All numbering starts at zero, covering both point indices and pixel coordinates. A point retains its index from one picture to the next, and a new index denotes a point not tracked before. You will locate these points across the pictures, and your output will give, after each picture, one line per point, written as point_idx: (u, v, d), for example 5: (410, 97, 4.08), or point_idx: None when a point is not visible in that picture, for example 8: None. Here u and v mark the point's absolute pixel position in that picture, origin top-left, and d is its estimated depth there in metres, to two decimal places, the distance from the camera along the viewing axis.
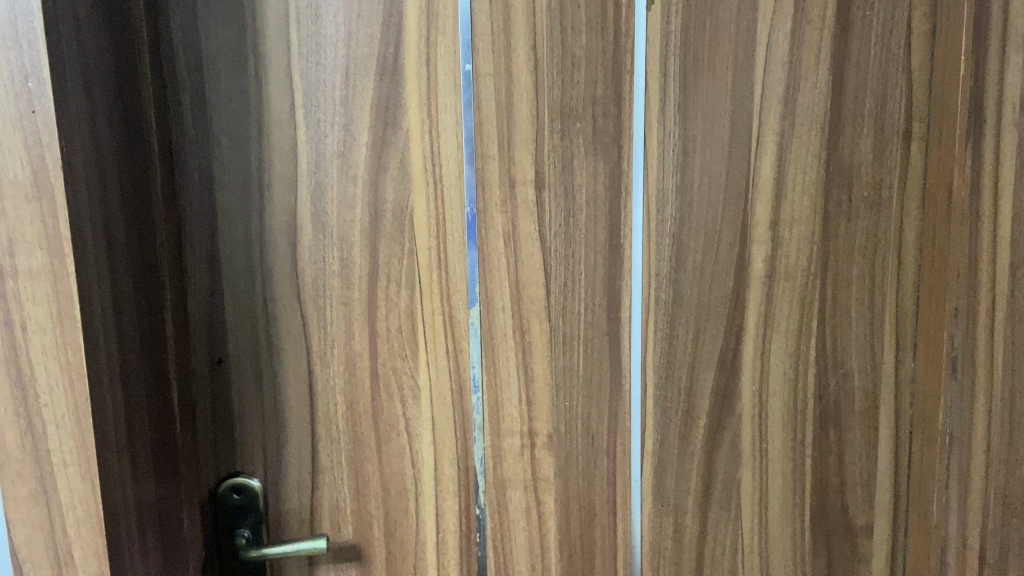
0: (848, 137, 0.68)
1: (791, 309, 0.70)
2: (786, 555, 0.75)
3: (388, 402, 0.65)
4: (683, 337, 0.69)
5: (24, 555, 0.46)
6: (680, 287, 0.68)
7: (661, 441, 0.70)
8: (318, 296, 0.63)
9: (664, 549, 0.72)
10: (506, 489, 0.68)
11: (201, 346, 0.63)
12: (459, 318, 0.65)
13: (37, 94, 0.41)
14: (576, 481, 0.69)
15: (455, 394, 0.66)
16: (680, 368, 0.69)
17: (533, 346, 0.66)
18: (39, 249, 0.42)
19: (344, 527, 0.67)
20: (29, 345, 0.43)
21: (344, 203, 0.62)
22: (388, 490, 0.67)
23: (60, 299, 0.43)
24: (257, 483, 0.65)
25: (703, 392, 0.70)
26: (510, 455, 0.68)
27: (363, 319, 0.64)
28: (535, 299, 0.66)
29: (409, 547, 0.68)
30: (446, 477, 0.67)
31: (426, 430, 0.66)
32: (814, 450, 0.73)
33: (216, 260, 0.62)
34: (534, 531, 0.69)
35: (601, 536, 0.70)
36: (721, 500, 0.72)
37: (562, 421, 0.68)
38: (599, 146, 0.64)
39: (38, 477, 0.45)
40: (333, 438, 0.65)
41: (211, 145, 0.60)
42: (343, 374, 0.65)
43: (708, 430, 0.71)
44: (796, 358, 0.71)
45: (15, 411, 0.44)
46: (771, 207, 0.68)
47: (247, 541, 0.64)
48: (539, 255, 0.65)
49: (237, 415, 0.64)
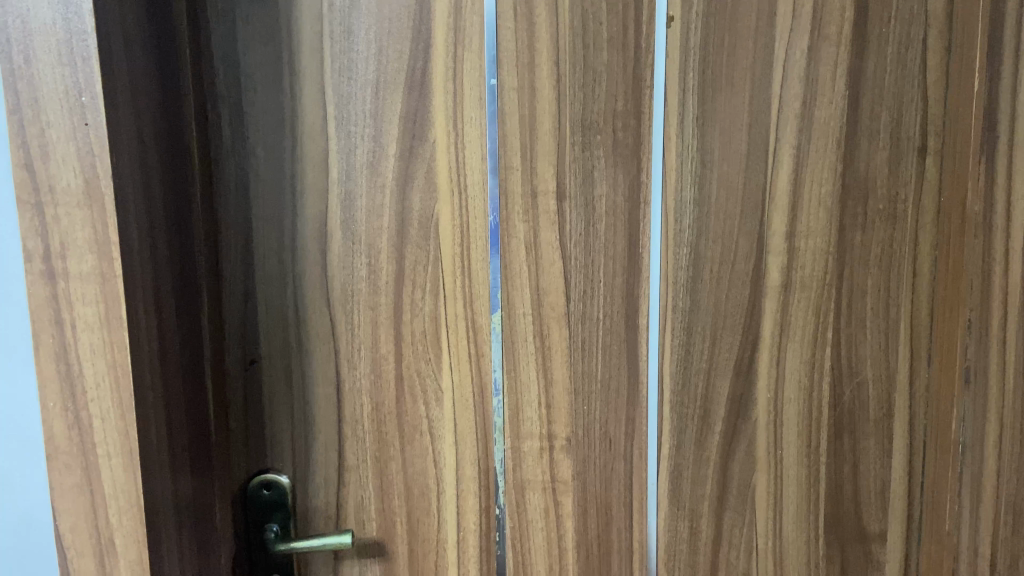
0: (864, 151, 0.70)
1: (806, 318, 0.71)
2: (801, 561, 0.76)
3: (412, 404, 0.68)
4: (700, 344, 0.70)
5: (69, 541, 0.48)
6: (697, 296, 0.70)
7: (677, 446, 0.71)
8: (346, 300, 0.66)
9: (679, 552, 0.73)
10: (526, 490, 0.70)
11: (235, 346, 0.65)
12: (481, 323, 0.68)
13: (91, 108, 0.44)
14: (594, 484, 0.71)
15: (477, 397, 0.69)
16: (696, 375, 0.71)
17: (552, 352, 0.69)
18: (89, 253, 0.45)
19: (369, 524, 0.69)
20: (78, 343, 0.46)
21: (372, 211, 0.65)
22: (411, 489, 0.69)
23: (107, 300, 0.46)
24: (286, 480, 0.67)
25: (719, 398, 0.71)
26: (530, 458, 0.70)
27: (389, 323, 0.67)
28: (555, 306, 0.68)
29: (431, 545, 0.70)
30: (468, 477, 0.70)
31: (448, 431, 0.69)
32: (829, 457, 0.74)
33: (251, 264, 0.64)
34: (552, 532, 0.71)
35: (617, 537, 0.72)
36: (736, 505, 0.73)
37: (580, 424, 0.70)
38: (619, 158, 0.67)
39: (83, 468, 0.47)
40: (358, 437, 0.68)
41: (247, 156, 0.63)
42: (369, 375, 0.67)
43: (723, 437, 0.72)
44: (811, 367, 0.72)
45: (64, 404, 0.47)
46: (787, 219, 0.70)
47: (276, 536, 0.67)
48: (559, 264, 0.67)
49: (268, 414, 0.67)
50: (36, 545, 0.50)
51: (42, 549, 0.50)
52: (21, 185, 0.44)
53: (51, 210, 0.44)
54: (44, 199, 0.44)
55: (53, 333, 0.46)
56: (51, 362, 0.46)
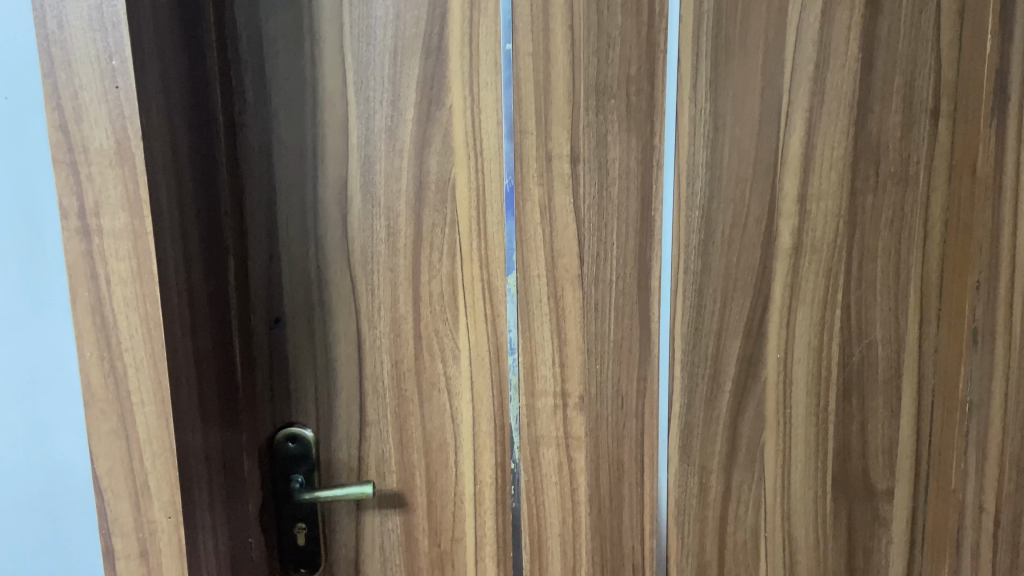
0: (876, 114, 0.70)
1: (817, 280, 0.73)
2: (808, 516, 0.77)
3: (430, 362, 0.70)
4: (711, 306, 0.72)
5: (106, 483, 0.51)
6: (708, 258, 0.71)
7: (688, 404, 0.73)
8: (366, 261, 0.68)
9: (689, 506, 0.75)
10: (540, 445, 0.73)
11: (260, 306, 0.68)
12: (497, 284, 0.70)
13: (121, 72, 0.46)
14: (606, 440, 0.73)
15: (493, 355, 0.71)
16: (707, 336, 0.72)
17: (566, 313, 0.71)
18: (121, 211, 0.48)
19: (389, 476, 0.72)
20: (113, 296, 0.49)
21: (391, 174, 0.67)
22: (429, 443, 0.72)
23: (139, 256, 0.49)
24: (310, 433, 0.71)
25: (729, 358, 0.73)
26: (544, 415, 0.72)
27: (407, 284, 0.69)
28: (569, 268, 0.70)
29: (449, 497, 0.73)
30: (484, 434, 0.72)
31: (465, 388, 0.71)
32: (837, 416, 0.75)
33: (275, 226, 0.67)
34: (565, 486, 0.73)
35: (628, 492, 0.74)
36: (746, 463, 0.75)
37: (593, 383, 0.72)
38: (632, 122, 0.68)
39: (119, 413, 0.50)
40: (378, 393, 0.71)
41: (271, 121, 0.65)
42: (388, 334, 0.70)
43: (733, 396, 0.74)
44: (821, 329, 0.73)
45: (100, 354, 0.49)
46: (798, 182, 0.71)
47: (301, 485, 0.70)
48: (573, 226, 0.69)
49: (292, 371, 0.70)
50: (75, 486, 0.53)
51: (81, 493, 0.54)
52: (56, 146, 0.47)
53: (85, 169, 0.47)
54: (78, 158, 0.47)
55: (89, 286, 0.49)
56: (88, 314, 0.49)
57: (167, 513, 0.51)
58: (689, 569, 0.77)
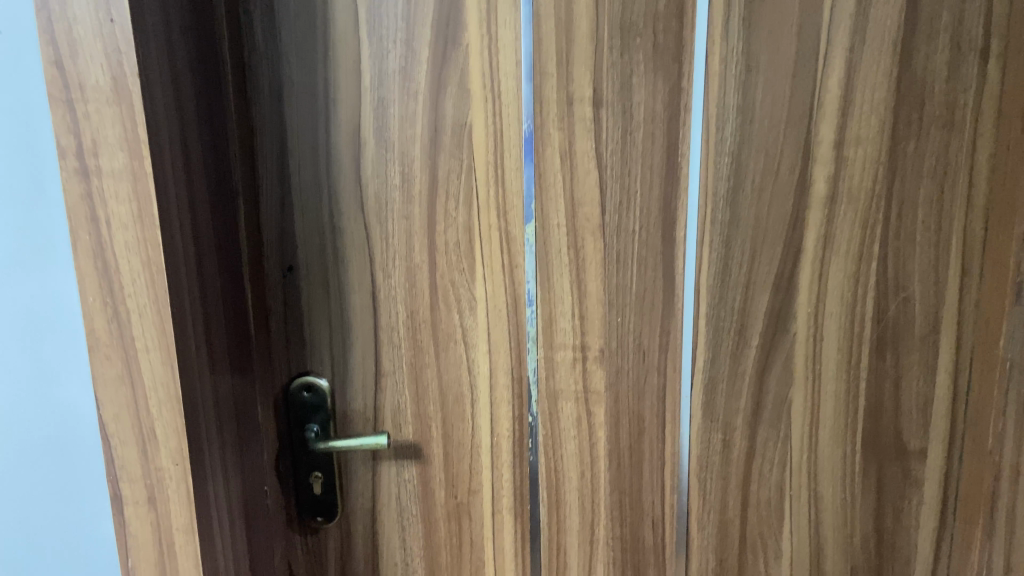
0: (922, 53, 0.65)
1: (852, 231, 0.69)
2: (836, 473, 0.74)
3: (446, 312, 0.69)
4: (739, 258, 0.69)
5: (112, 430, 0.51)
6: (737, 208, 0.68)
7: (713, 359, 0.71)
8: (380, 209, 0.67)
9: (711, 463, 0.72)
10: (559, 399, 0.71)
11: (273, 253, 0.67)
12: (514, 233, 0.68)
13: (115, 4, 0.44)
14: (627, 394, 0.71)
15: (510, 307, 0.69)
16: (734, 289, 0.69)
17: (586, 263, 0.69)
18: (120, 151, 0.46)
19: (406, 427, 0.72)
20: (114, 240, 0.48)
21: (405, 119, 0.65)
22: (446, 395, 0.71)
23: (140, 199, 0.47)
24: (325, 383, 0.70)
25: (757, 312, 0.70)
26: (562, 368, 0.70)
27: (423, 232, 0.68)
28: (590, 218, 0.68)
29: (466, 450, 0.72)
30: (501, 386, 0.71)
31: (482, 339, 0.70)
32: (870, 373, 0.72)
33: (287, 172, 0.65)
34: (584, 440, 0.72)
35: (649, 448, 0.72)
36: (771, 420, 0.72)
37: (614, 336, 0.70)
38: (659, 63, 0.64)
39: (123, 359, 0.50)
40: (394, 343, 0.70)
41: (281, 62, 0.63)
42: (404, 284, 0.69)
43: (761, 351, 0.70)
44: (855, 282, 0.70)
45: (103, 299, 0.49)
46: (836, 127, 0.67)
47: (316, 435, 0.70)
48: (595, 173, 0.67)
49: (307, 319, 0.69)
50: (79, 433, 0.53)
51: (88, 442, 0.53)
52: (52, 83, 0.45)
53: (81, 107, 0.46)
54: (74, 95, 0.46)
55: (89, 230, 0.48)
56: (89, 259, 0.48)
57: (174, 460, 0.51)
58: (711, 526, 0.74)
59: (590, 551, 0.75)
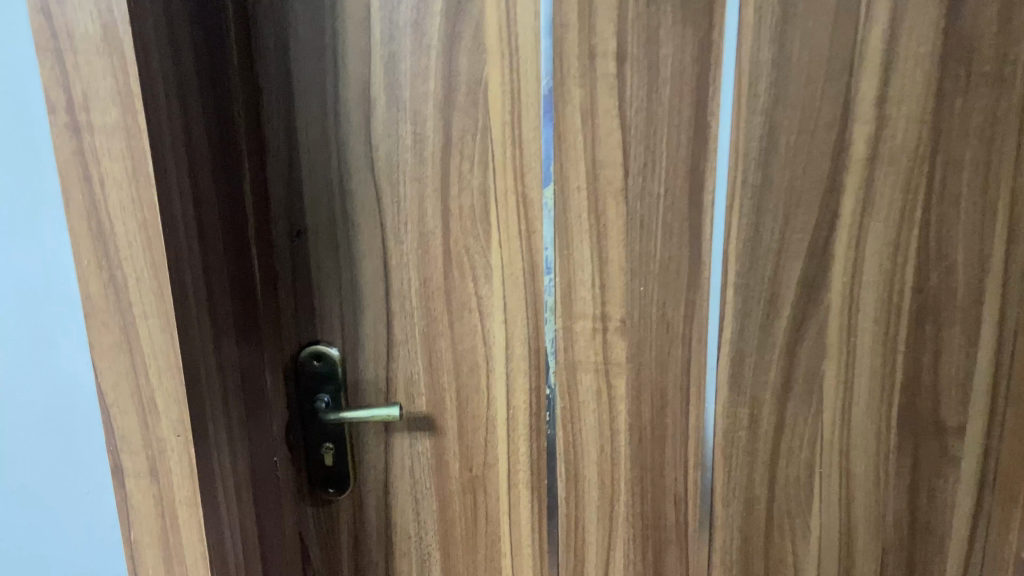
0: (971, 3, 0.60)
1: (893, 196, 0.65)
2: (869, 451, 0.70)
3: (460, 280, 0.67)
4: (771, 224, 0.65)
5: (112, 399, 0.49)
6: (769, 170, 0.64)
7: (740, 330, 0.67)
8: (391, 171, 0.64)
9: (737, 439, 0.69)
10: (577, 370, 0.68)
11: (282, 218, 0.65)
12: (532, 197, 0.65)
13: None
14: (649, 367, 0.68)
15: (527, 275, 0.66)
16: (765, 256, 0.66)
17: (608, 229, 0.65)
18: (112, 106, 0.44)
19: (418, 399, 0.70)
20: (108, 200, 0.46)
21: (417, 75, 0.62)
22: (460, 365, 0.69)
23: (134, 157, 0.45)
24: (336, 352, 0.68)
25: (789, 281, 0.66)
26: (582, 339, 0.68)
27: (436, 196, 0.65)
28: (612, 181, 0.64)
29: (481, 422, 0.70)
30: (518, 357, 0.68)
31: (498, 309, 0.67)
32: (908, 346, 0.68)
33: (294, 132, 0.63)
34: (604, 414, 0.69)
35: (672, 422, 0.69)
36: (801, 394, 0.69)
37: (636, 306, 0.67)
38: (688, 14, 0.60)
39: (121, 326, 0.47)
40: (406, 312, 0.67)
41: (287, 15, 0.60)
42: (416, 250, 0.66)
43: (792, 322, 0.67)
44: (894, 249, 0.66)
45: (99, 262, 0.47)
46: (877, 82, 0.62)
47: (327, 406, 0.68)
48: (618, 134, 0.63)
49: (317, 286, 0.67)
50: (79, 402, 0.51)
51: (88, 411, 0.51)
52: (40, 33, 0.43)
53: (71, 58, 0.43)
54: (64, 46, 0.43)
55: (83, 189, 0.45)
56: (83, 219, 0.46)
57: (175, 432, 0.49)
58: (736, 504, 0.71)
59: (610, 528, 0.72)
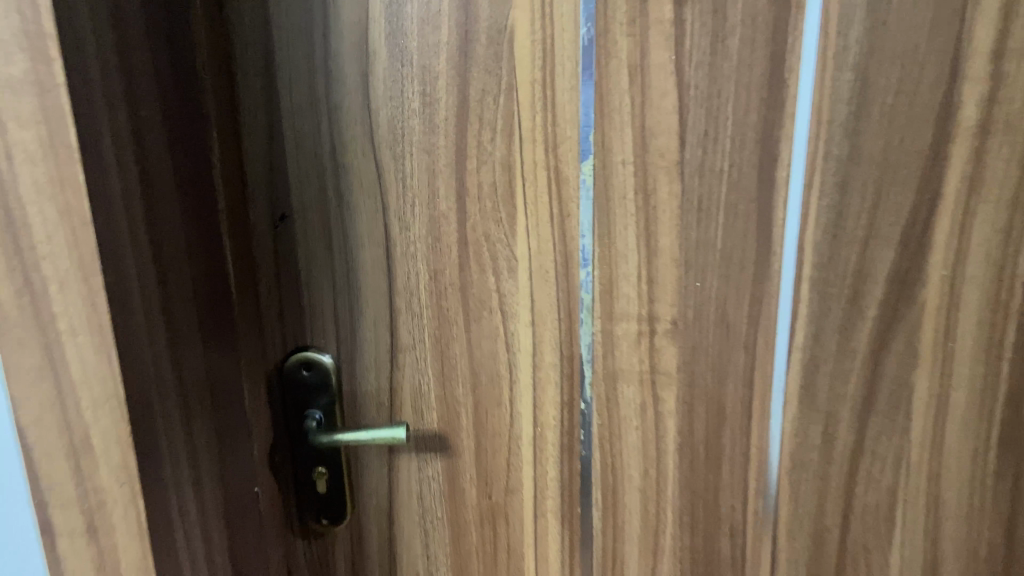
0: None
1: (1008, 172, 0.52)
2: (963, 478, 0.59)
3: (479, 274, 0.55)
4: (858, 206, 0.53)
5: (33, 438, 0.37)
6: (859, 140, 0.52)
7: (816, 334, 0.56)
8: (395, 141, 0.52)
9: (808, 462, 0.58)
10: (618, 381, 0.57)
11: (262, 200, 0.53)
12: (567, 174, 0.53)
13: None
14: (704, 378, 0.57)
15: (560, 268, 0.55)
16: (849, 246, 0.54)
17: (659, 213, 0.54)
18: (18, 52, 0.33)
19: (428, 415, 0.59)
20: (17, 180, 0.34)
21: (427, 20, 0.50)
22: (478, 375, 0.58)
23: (50, 121, 0.33)
24: (329, 361, 0.57)
25: (877, 275, 0.54)
26: (624, 344, 0.57)
27: (450, 172, 0.53)
28: (664, 153, 0.53)
29: (502, 442, 0.59)
30: (547, 365, 0.57)
31: (524, 309, 0.56)
32: (1016, 354, 0.55)
33: (275, 93, 0.51)
34: (649, 433, 0.58)
35: (729, 442, 0.58)
36: (886, 410, 0.57)
37: (690, 304, 0.56)
38: None
39: (43, 346, 0.36)
40: (414, 312, 0.56)
41: None
42: (426, 238, 0.55)
43: (878, 325, 0.55)
44: (1007, 237, 0.53)
45: (8, 263, 0.35)
46: (996, 30, 0.49)
47: (318, 425, 0.57)
48: (673, 95, 0.52)
49: (306, 281, 0.55)
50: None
51: (9, 470, 0.39)
52: None
53: None
54: None
55: None
56: None
57: (118, 480, 0.38)
58: (803, 536, 0.60)
59: (653, 562, 0.62)
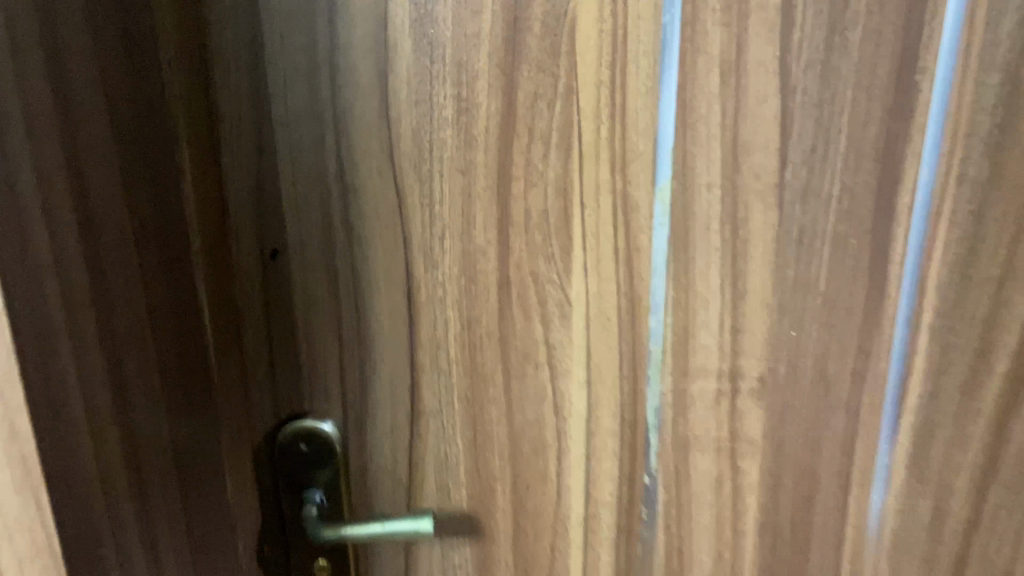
0: None
1: None
2: None
3: (523, 323, 0.44)
4: (997, 240, 0.43)
5: None
6: (1003, 158, 0.41)
7: (933, 393, 0.46)
8: (421, 157, 0.41)
9: (913, 542, 0.49)
10: (691, 450, 0.47)
11: (247, 234, 0.41)
12: (636, 198, 0.42)
13: None
14: (795, 446, 0.47)
15: (624, 315, 0.44)
16: (981, 288, 0.44)
17: (749, 248, 0.43)
18: None
19: (457, 492, 0.48)
20: None
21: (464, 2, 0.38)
22: (518, 444, 0.47)
23: None
24: (330, 431, 0.46)
25: (1013, 324, 0.44)
26: (699, 407, 0.46)
27: (489, 197, 0.42)
28: (760, 174, 0.42)
29: (547, 522, 0.49)
30: (604, 432, 0.47)
31: (579, 364, 0.45)
32: None
33: (264, 96, 0.39)
34: (726, 511, 0.48)
35: (822, 521, 0.48)
36: (1009, 480, 0.47)
37: (783, 359, 0.45)
38: None
39: None
40: (440, 370, 0.45)
41: None
42: (458, 279, 0.43)
43: (1009, 383, 0.45)
44: None
45: None
46: None
47: (317, 512, 0.45)
48: (777, 101, 0.40)
49: (305, 332, 0.44)
50: None
51: None
52: None
53: None
54: None
55: None
56: None
57: None
58: None
59: None
